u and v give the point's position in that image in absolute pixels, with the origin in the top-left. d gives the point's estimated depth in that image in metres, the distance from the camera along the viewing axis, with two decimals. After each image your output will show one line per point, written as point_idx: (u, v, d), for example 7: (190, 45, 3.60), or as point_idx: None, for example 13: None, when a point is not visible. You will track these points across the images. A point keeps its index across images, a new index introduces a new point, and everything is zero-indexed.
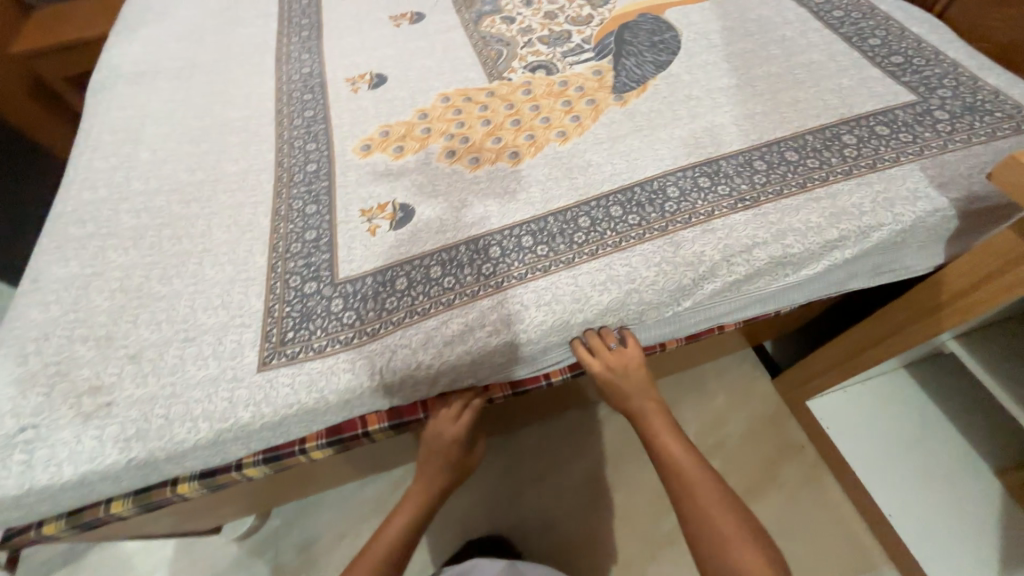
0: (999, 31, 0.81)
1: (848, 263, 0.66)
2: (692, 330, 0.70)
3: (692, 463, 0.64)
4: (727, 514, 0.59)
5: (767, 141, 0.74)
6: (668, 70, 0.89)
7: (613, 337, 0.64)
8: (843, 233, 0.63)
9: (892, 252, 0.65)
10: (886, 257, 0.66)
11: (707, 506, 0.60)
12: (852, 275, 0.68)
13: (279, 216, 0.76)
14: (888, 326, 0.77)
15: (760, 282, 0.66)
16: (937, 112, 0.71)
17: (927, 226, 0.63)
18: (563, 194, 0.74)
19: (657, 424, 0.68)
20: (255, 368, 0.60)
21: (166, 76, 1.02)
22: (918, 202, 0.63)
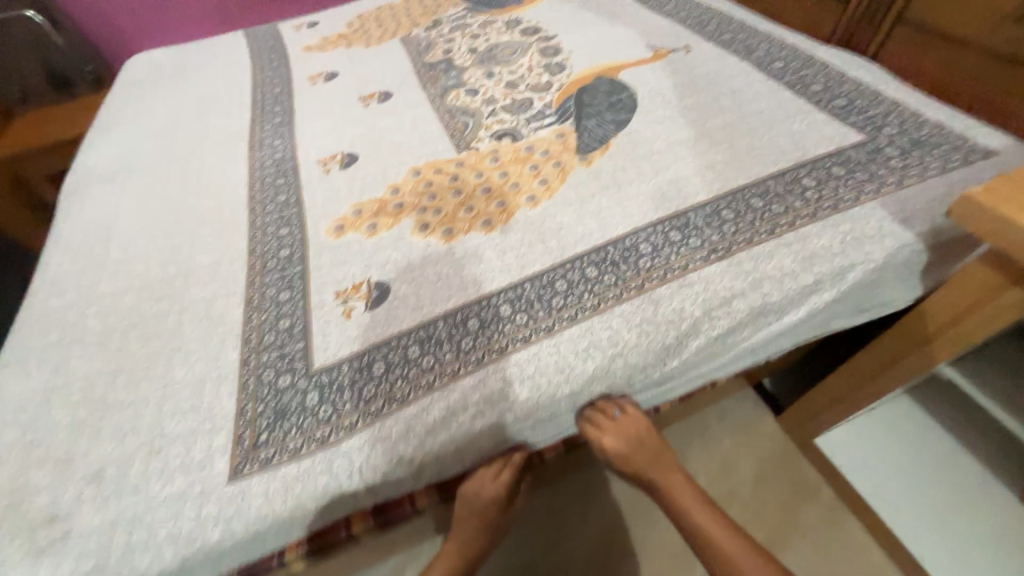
0: (933, 69, 0.85)
1: (828, 305, 0.66)
2: (683, 387, 0.69)
3: (716, 527, 0.65)
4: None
5: (731, 190, 0.75)
6: (628, 128, 0.92)
7: (617, 407, 0.64)
8: (818, 277, 0.63)
9: (869, 290, 0.67)
10: (865, 296, 0.67)
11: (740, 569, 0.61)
12: (834, 316, 0.68)
13: (252, 306, 0.74)
14: (881, 360, 0.77)
15: (745, 333, 0.65)
16: (887, 149, 0.74)
17: (899, 263, 0.65)
18: (538, 259, 0.74)
19: (676, 487, 0.70)
20: (226, 478, 0.55)
21: (140, 172, 1.03)
22: (886, 239, 0.64)
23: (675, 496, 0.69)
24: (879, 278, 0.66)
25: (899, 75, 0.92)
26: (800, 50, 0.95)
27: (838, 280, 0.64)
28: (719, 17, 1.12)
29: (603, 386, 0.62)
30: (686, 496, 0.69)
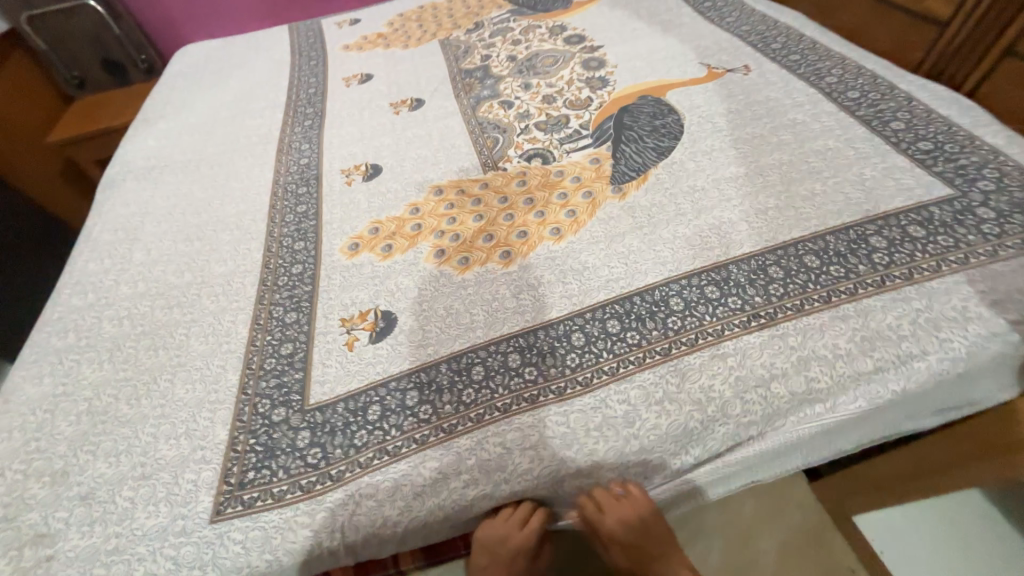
0: None
1: (894, 399, 0.55)
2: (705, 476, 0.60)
3: None
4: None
5: (782, 242, 0.66)
6: (670, 157, 0.84)
7: (625, 488, 0.56)
8: (880, 363, 0.54)
9: (949, 384, 0.56)
10: (947, 390, 0.56)
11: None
12: (900, 413, 0.58)
13: (258, 326, 0.72)
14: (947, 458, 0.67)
15: (785, 423, 0.56)
16: (981, 210, 0.62)
17: (989, 357, 0.54)
18: (555, 303, 0.68)
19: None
20: (207, 519, 0.54)
21: (172, 170, 1.04)
22: (969, 328, 0.54)
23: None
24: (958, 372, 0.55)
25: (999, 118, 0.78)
26: (880, 78, 0.83)
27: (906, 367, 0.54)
28: (787, 32, 1.00)
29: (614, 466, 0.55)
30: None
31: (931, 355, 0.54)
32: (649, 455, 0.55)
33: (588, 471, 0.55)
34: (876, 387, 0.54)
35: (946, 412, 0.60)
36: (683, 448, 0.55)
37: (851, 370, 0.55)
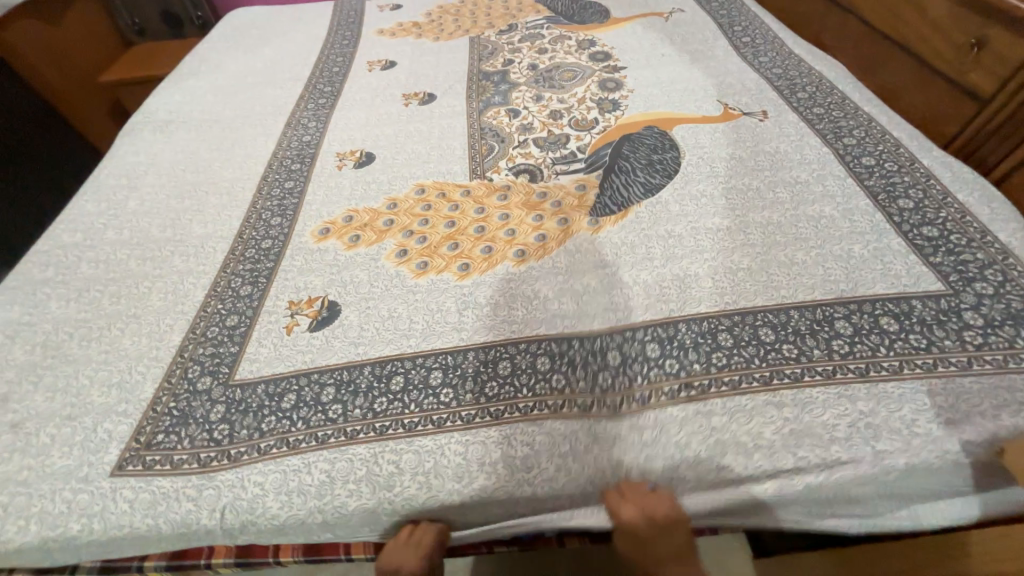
0: None
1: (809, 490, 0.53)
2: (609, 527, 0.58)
3: None
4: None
5: (741, 309, 0.63)
6: (657, 196, 0.80)
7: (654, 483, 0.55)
8: (801, 463, 0.52)
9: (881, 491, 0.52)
10: (881, 496, 0.53)
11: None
12: (819, 505, 0.55)
13: (214, 293, 0.75)
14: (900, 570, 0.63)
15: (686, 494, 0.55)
16: (967, 315, 0.56)
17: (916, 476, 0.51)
18: (493, 326, 0.66)
19: None
20: (108, 471, 0.56)
21: (188, 128, 1.09)
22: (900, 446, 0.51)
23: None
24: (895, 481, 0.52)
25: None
26: (901, 148, 0.76)
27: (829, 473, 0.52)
28: (818, 82, 0.93)
29: (502, 507, 0.55)
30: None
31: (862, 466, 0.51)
32: (539, 497, 0.54)
33: (473, 503, 0.54)
34: (792, 481, 0.52)
35: (885, 522, 0.55)
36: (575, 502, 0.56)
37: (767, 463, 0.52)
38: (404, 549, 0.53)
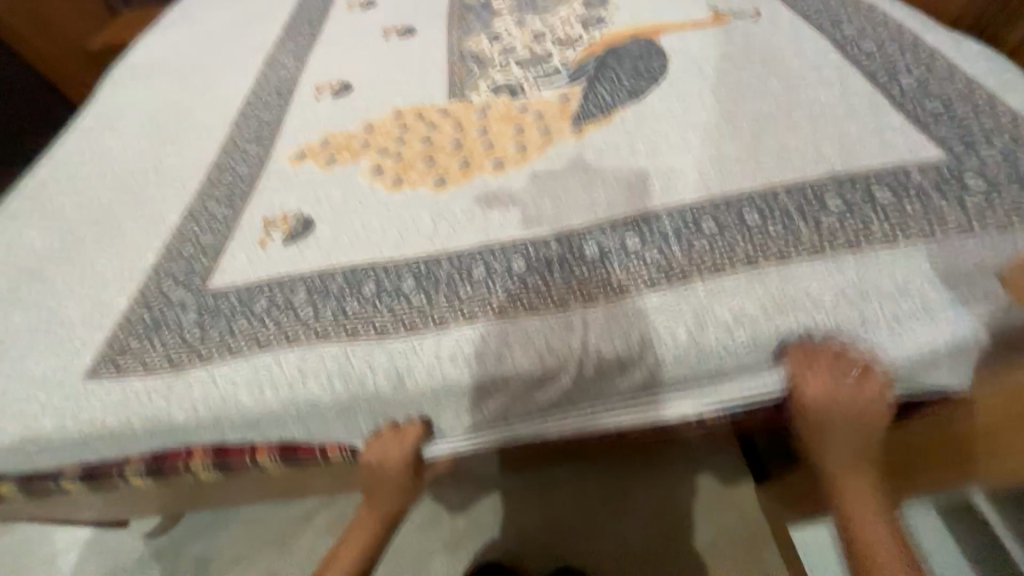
0: None
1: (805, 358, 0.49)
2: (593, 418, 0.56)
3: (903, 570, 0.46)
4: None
5: (729, 195, 0.59)
6: (642, 99, 0.75)
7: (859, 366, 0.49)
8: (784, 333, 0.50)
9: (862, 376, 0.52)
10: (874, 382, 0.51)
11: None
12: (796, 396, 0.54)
13: (190, 216, 0.73)
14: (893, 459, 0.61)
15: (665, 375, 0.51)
16: (970, 179, 0.52)
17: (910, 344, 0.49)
18: (470, 233, 0.62)
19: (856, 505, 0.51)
20: (82, 376, 0.55)
21: (166, 74, 1.07)
22: (886, 308, 0.48)
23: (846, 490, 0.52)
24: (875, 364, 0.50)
25: None
26: (904, 31, 0.71)
27: (810, 350, 0.50)
28: None
29: (476, 404, 0.51)
30: (863, 500, 0.51)
31: (839, 334, 0.49)
32: (508, 383, 0.49)
33: (444, 399, 0.51)
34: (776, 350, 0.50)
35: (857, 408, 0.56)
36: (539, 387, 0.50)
37: (749, 340, 0.50)
38: (383, 442, 0.52)
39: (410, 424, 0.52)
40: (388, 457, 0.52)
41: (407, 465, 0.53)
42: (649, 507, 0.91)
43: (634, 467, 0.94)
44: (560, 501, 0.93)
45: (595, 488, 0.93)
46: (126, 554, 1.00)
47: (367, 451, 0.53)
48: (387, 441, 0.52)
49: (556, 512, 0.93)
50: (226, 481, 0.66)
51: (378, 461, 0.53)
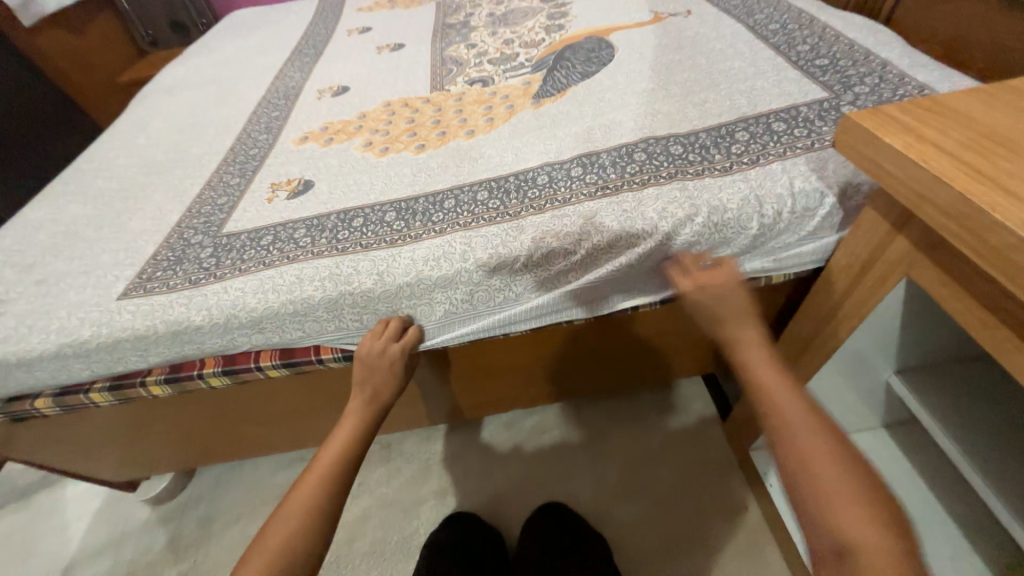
0: (942, 31, 0.74)
1: (713, 239, 0.60)
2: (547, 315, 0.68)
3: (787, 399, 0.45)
4: (860, 514, 0.37)
5: (658, 136, 0.70)
6: (593, 79, 0.88)
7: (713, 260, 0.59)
8: (698, 231, 0.59)
9: (759, 251, 0.61)
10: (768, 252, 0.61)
11: (825, 489, 0.39)
12: None
13: (208, 186, 0.86)
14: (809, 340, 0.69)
15: (600, 268, 0.62)
16: (845, 108, 0.63)
17: (789, 232, 0.59)
18: (443, 180, 0.74)
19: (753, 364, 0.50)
20: (115, 297, 0.66)
21: (190, 89, 1.23)
22: (784, 202, 0.57)
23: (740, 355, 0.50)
24: (766, 245, 0.61)
25: (912, 41, 0.80)
26: (803, 15, 0.85)
27: (719, 237, 0.59)
28: None
29: (444, 297, 0.63)
30: (756, 354, 0.50)
31: (744, 223, 0.58)
32: (472, 272, 0.61)
33: (417, 293, 0.63)
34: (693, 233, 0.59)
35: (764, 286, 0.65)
36: (507, 284, 0.63)
37: (670, 234, 0.59)
38: (377, 335, 0.63)
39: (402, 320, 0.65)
40: (387, 347, 0.62)
41: (402, 358, 0.63)
42: (623, 451, 0.98)
43: (603, 415, 1.03)
44: (535, 447, 1.01)
45: (574, 436, 1.01)
46: (132, 519, 1.05)
47: (366, 346, 0.62)
48: (379, 333, 0.63)
49: (533, 458, 1.00)
50: (237, 399, 0.77)
51: (376, 351, 0.62)
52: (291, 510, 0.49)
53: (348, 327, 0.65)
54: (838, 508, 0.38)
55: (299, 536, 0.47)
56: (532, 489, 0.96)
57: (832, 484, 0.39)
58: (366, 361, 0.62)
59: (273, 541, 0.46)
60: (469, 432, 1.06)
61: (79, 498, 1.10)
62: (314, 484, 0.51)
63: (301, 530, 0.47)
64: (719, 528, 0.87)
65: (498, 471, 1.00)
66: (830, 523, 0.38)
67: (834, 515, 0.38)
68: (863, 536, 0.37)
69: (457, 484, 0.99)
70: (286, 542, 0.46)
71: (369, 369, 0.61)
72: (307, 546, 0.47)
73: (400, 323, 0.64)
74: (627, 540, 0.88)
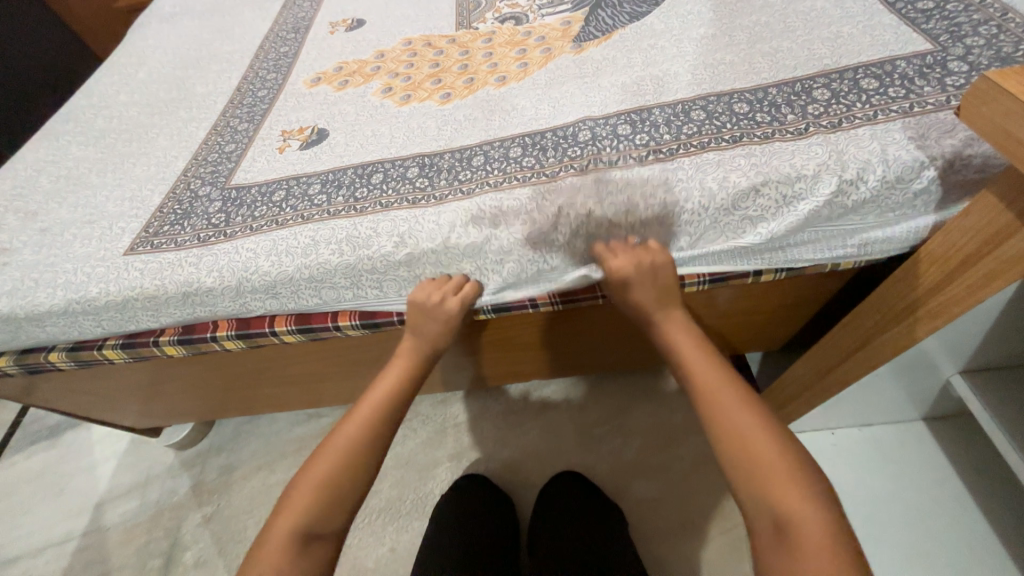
0: None
1: (780, 215, 0.53)
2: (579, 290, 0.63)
3: (716, 377, 0.49)
4: (787, 484, 0.42)
5: (720, 91, 0.60)
6: (643, 20, 0.76)
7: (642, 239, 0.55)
8: (759, 207, 0.52)
9: (829, 227, 0.54)
10: (841, 230, 0.54)
11: (763, 473, 0.43)
12: (769, 245, 0.56)
13: (214, 130, 0.79)
14: (836, 353, 0.63)
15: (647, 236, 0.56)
16: (953, 64, 0.54)
17: (873, 204, 0.52)
18: (472, 134, 0.66)
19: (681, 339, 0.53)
20: (122, 252, 0.62)
21: (190, 16, 1.11)
22: (871, 179, 0.50)
23: (677, 343, 0.53)
24: (839, 220, 0.53)
25: None
26: None
27: (788, 211, 0.52)
28: None
29: (468, 250, 0.57)
30: (677, 331, 0.53)
31: (824, 195, 0.51)
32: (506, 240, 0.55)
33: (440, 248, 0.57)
34: (753, 207, 0.52)
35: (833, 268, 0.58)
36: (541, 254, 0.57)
37: (730, 208, 0.53)
38: (437, 287, 0.58)
39: (464, 277, 0.60)
40: (443, 303, 0.57)
41: (456, 316, 0.59)
42: (643, 425, 0.97)
43: (621, 388, 1.01)
44: (551, 416, 1.01)
45: (593, 408, 1.00)
46: (157, 461, 1.09)
47: (424, 297, 0.58)
48: (440, 286, 0.58)
49: (549, 425, 1.00)
50: (255, 361, 0.75)
51: (426, 305, 0.58)
52: (338, 442, 0.50)
53: (367, 292, 0.61)
54: (773, 482, 0.42)
55: (342, 475, 0.48)
56: (547, 457, 0.96)
57: (770, 465, 0.43)
58: (418, 314, 0.59)
59: (320, 473, 0.48)
60: (486, 400, 1.05)
61: (107, 439, 1.14)
62: (353, 435, 0.51)
63: (337, 475, 0.48)
64: (732, 504, 0.86)
65: (513, 439, 0.99)
66: (767, 496, 0.42)
67: (772, 492, 0.42)
68: (794, 506, 0.41)
69: (474, 449, 0.99)
70: (331, 477, 0.48)
71: (427, 320, 0.58)
72: (350, 483, 0.49)
73: (460, 281, 0.59)
74: (642, 513, 0.88)
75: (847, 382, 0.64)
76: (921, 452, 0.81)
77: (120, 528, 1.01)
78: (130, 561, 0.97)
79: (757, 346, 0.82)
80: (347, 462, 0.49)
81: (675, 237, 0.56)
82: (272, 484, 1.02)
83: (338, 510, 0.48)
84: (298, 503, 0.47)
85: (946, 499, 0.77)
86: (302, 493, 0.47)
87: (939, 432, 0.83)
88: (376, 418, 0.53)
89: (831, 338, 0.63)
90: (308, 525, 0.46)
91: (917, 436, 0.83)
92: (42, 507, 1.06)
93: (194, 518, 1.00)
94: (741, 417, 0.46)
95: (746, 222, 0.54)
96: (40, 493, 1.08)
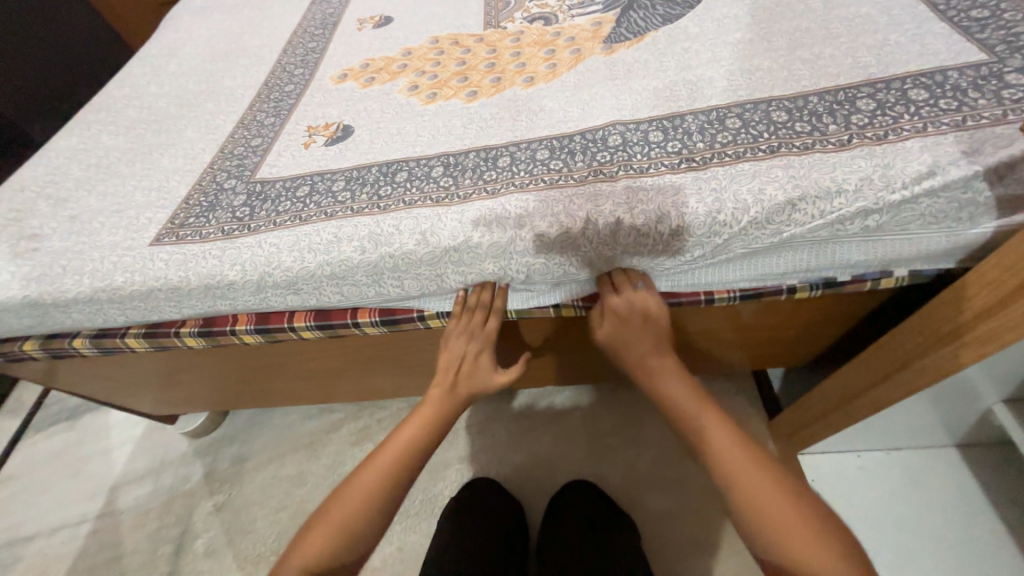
0: None
1: (819, 230, 0.50)
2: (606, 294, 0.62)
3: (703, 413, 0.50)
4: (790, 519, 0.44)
5: (758, 98, 0.58)
6: (677, 23, 0.74)
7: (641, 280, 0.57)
8: (799, 220, 0.50)
9: (872, 242, 0.52)
10: (886, 246, 0.52)
11: (764, 511, 0.45)
12: (805, 260, 0.54)
13: (241, 124, 0.79)
14: (869, 376, 0.60)
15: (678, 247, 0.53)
16: (1010, 76, 0.51)
17: (917, 216, 0.49)
18: (498, 133, 0.65)
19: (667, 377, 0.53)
20: (147, 244, 0.62)
21: (220, 10, 1.12)
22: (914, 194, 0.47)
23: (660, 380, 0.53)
24: (880, 236, 0.51)
25: None
26: None
27: (828, 227, 0.50)
28: None
29: (492, 254, 0.56)
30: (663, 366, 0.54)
31: (866, 207, 0.48)
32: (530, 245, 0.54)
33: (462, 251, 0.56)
34: (791, 222, 0.50)
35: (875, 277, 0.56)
36: (566, 257, 0.55)
37: (764, 221, 0.50)
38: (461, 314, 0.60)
39: (491, 288, 0.59)
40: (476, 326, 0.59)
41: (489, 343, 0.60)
42: (660, 440, 0.94)
43: (637, 399, 0.99)
44: (564, 424, 0.99)
45: (607, 417, 0.98)
46: (171, 448, 1.10)
47: (452, 331, 0.60)
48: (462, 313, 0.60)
49: (562, 432, 0.98)
50: (274, 356, 0.76)
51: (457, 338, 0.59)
52: (361, 483, 0.51)
53: (386, 290, 0.60)
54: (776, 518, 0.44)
55: (360, 519, 0.49)
56: (558, 464, 0.95)
57: (768, 503, 0.45)
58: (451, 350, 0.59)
59: (340, 513, 0.49)
60: (498, 403, 1.03)
61: (124, 424, 1.15)
62: (374, 479, 0.51)
63: (356, 516, 0.49)
64: None
65: (525, 445, 0.98)
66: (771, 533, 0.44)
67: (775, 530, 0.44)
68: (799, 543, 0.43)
69: (485, 452, 0.98)
70: (350, 517, 0.49)
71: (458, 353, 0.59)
72: (367, 528, 0.49)
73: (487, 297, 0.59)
74: (656, 528, 0.86)
75: (878, 405, 0.61)
76: (951, 480, 0.78)
77: (133, 513, 1.02)
78: (142, 546, 0.98)
79: (782, 362, 0.80)
80: (367, 505, 0.50)
81: (704, 253, 0.53)
82: (282, 478, 1.02)
83: (352, 551, 0.49)
84: (317, 539, 0.48)
85: (977, 530, 0.73)
86: (321, 529, 0.49)
87: (971, 460, 0.79)
88: (400, 463, 0.52)
89: (864, 357, 0.60)
90: (323, 561, 0.47)
91: (947, 463, 0.79)
92: (60, 488, 1.08)
93: (205, 506, 1.01)
94: (735, 454, 0.47)
95: (778, 239, 0.51)
96: (57, 474, 1.10)
